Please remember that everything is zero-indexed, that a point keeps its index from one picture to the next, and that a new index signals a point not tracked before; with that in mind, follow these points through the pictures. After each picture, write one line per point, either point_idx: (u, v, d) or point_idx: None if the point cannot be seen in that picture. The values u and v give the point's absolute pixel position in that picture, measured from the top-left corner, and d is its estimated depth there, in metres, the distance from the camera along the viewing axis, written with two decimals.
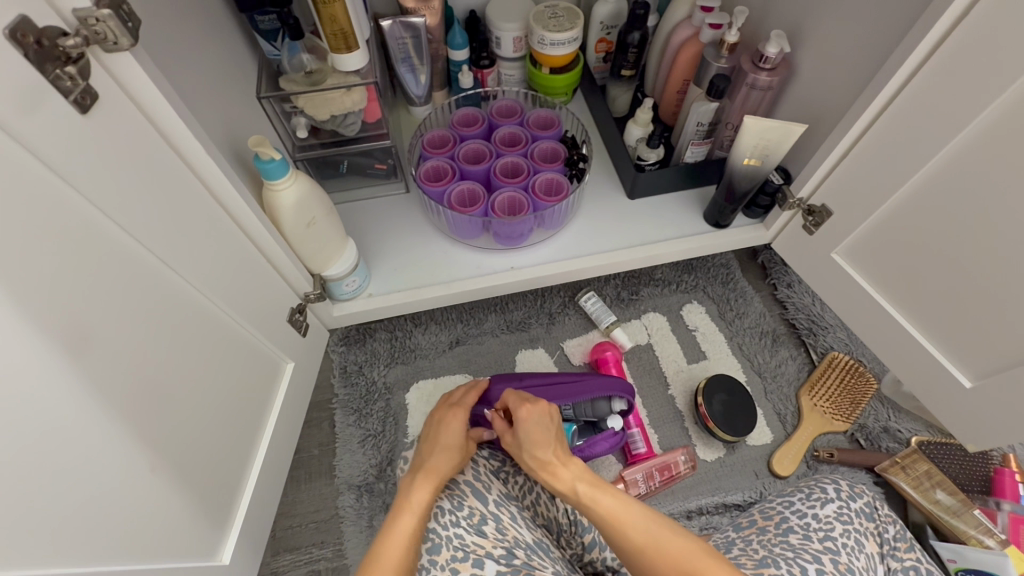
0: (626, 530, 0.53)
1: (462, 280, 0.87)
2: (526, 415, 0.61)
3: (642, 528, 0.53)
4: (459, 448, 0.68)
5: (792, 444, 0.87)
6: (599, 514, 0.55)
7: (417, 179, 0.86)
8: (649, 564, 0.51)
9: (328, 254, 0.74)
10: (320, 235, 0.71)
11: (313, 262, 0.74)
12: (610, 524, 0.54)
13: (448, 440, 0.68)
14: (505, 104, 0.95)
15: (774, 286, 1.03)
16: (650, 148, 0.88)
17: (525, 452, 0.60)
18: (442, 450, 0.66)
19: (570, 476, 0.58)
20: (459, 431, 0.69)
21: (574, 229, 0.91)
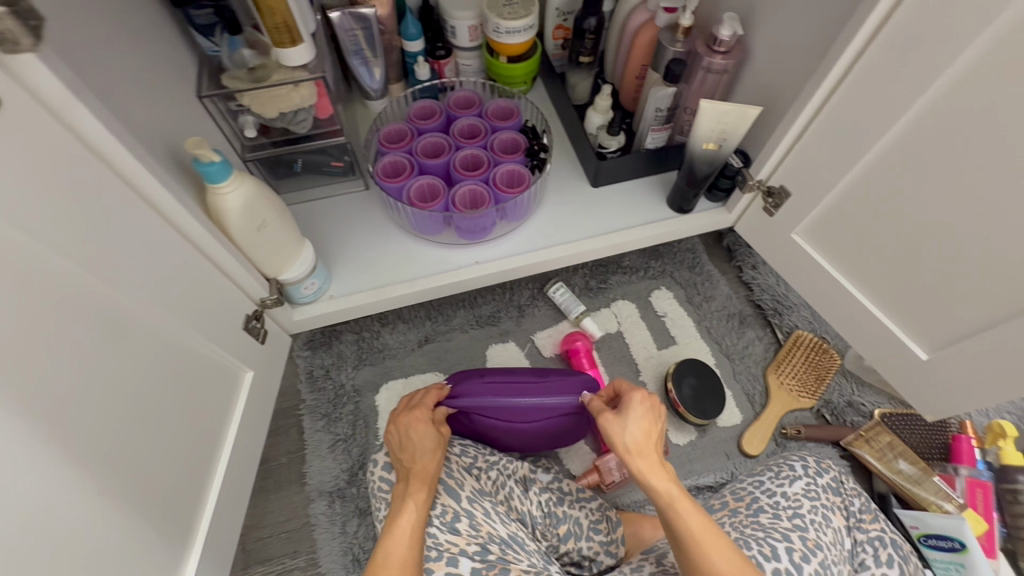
0: (715, 552, 0.54)
1: (427, 277, 0.85)
2: (645, 402, 0.64)
3: (731, 556, 0.54)
4: (439, 445, 0.69)
5: (760, 423, 0.88)
6: (686, 528, 0.56)
7: (374, 175, 0.84)
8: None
9: (283, 256, 0.72)
10: (273, 237, 0.68)
11: (267, 266, 0.71)
12: (700, 542, 0.55)
13: (425, 441, 0.68)
14: (464, 95, 0.93)
15: (740, 268, 1.04)
16: (610, 136, 0.88)
17: (627, 435, 0.62)
18: (416, 437, 0.68)
19: (666, 482, 0.59)
20: (429, 430, 0.69)
21: (539, 220, 0.90)
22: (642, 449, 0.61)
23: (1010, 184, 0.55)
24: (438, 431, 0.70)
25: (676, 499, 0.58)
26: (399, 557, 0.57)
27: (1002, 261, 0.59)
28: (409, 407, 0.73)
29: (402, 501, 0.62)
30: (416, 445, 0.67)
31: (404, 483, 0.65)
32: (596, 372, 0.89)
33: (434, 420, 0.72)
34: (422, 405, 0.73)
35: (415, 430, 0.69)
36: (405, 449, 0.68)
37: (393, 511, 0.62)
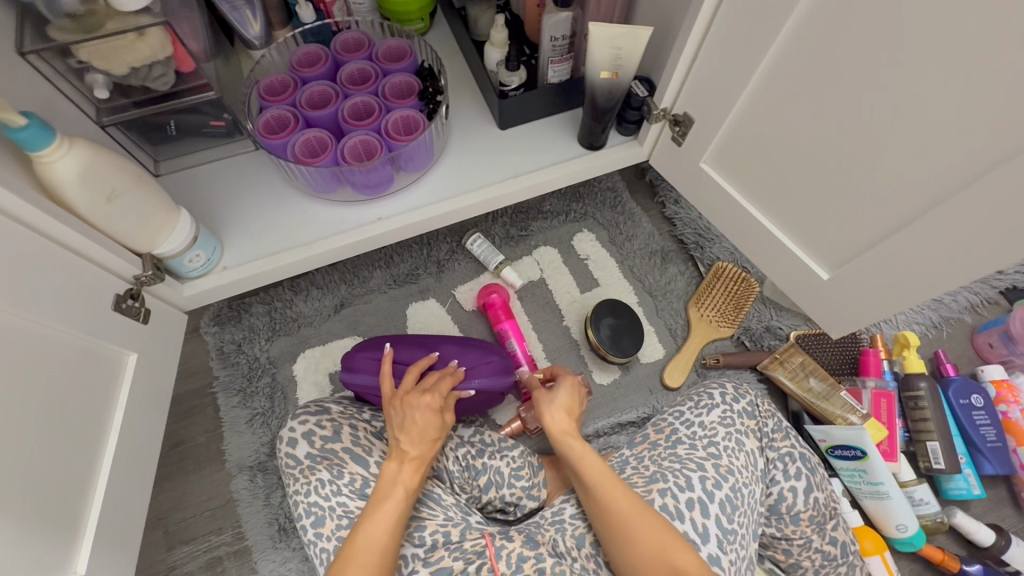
0: (628, 502, 0.58)
1: (327, 238, 0.80)
2: (572, 383, 0.70)
3: (641, 504, 0.58)
4: (441, 436, 0.63)
5: (681, 356, 0.89)
6: (599, 485, 0.60)
7: (255, 133, 0.77)
8: (636, 544, 0.55)
9: (152, 229, 0.66)
10: (133, 208, 0.62)
11: (137, 242, 0.65)
12: (613, 494, 0.59)
13: (428, 428, 0.63)
14: (351, 36, 0.85)
15: (663, 204, 1.02)
16: (510, 72, 0.82)
17: (553, 410, 0.68)
18: (425, 422, 0.62)
19: (583, 448, 0.64)
20: (436, 418, 0.63)
21: (443, 169, 0.85)
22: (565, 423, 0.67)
23: (889, 91, 0.53)
24: (445, 422, 0.64)
25: (590, 461, 0.62)
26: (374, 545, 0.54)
27: (889, 173, 0.58)
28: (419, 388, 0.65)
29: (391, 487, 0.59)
30: (419, 432, 0.62)
31: (395, 464, 0.61)
32: (513, 323, 0.87)
33: (444, 407, 0.65)
34: (435, 391, 0.65)
35: (427, 413, 0.63)
36: (405, 430, 0.62)
37: (383, 492, 0.58)
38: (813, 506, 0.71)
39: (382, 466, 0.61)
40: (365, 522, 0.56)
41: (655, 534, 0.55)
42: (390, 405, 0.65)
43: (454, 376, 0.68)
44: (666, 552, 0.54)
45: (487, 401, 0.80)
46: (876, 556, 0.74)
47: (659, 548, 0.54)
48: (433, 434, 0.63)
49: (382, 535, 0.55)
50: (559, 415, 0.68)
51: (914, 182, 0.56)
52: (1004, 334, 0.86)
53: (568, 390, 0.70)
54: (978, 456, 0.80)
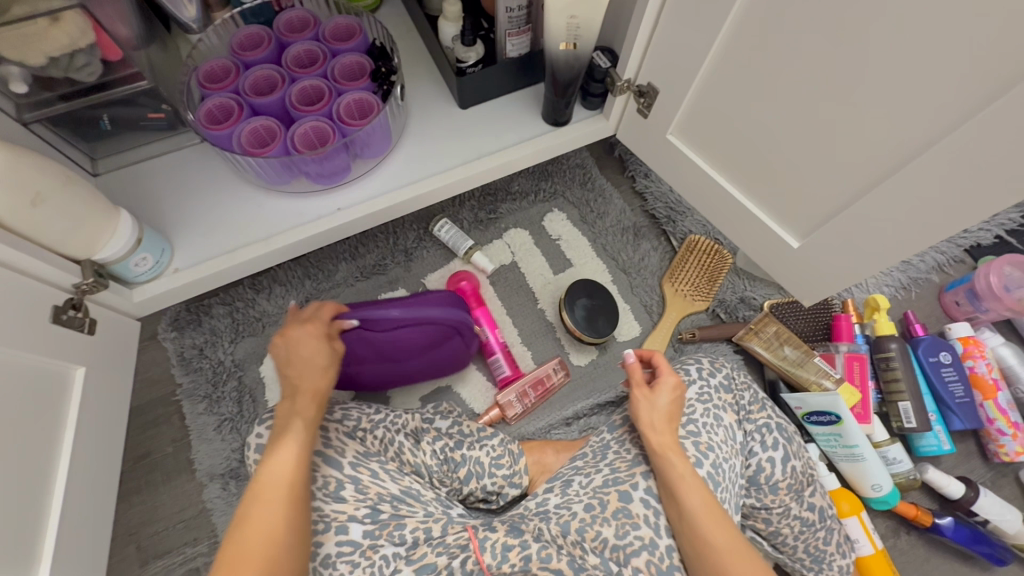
0: (735, 539, 0.58)
1: (285, 232, 0.76)
2: (676, 388, 0.68)
3: (746, 545, 0.58)
4: (331, 362, 0.61)
5: (657, 333, 0.88)
6: (713, 515, 0.59)
7: (196, 124, 0.72)
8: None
9: (89, 234, 0.61)
10: (62, 212, 0.57)
11: (72, 248, 0.61)
12: (725, 530, 0.58)
13: (315, 356, 0.60)
14: (295, 16, 0.80)
15: (633, 178, 1.00)
16: (467, 47, 0.78)
17: (653, 414, 0.66)
18: (309, 347, 0.60)
19: (684, 466, 0.62)
20: (323, 345, 0.61)
21: (403, 154, 0.82)
22: (664, 427, 0.65)
23: (851, 49, 0.52)
24: (334, 349, 0.62)
25: (699, 488, 0.61)
26: (286, 480, 0.52)
27: (852, 137, 0.57)
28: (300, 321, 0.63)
29: (289, 420, 0.55)
30: (304, 361, 0.59)
31: (290, 400, 0.58)
32: (485, 310, 0.85)
33: (329, 334, 0.62)
34: (317, 318, 0.63)
35: (313, 339, 0.61)
36: (288, 363, 0.60)
37: (283, 429, 0.55)
38: (791, 475, 0.71)
39: (279, 408, 0.58)
40: (266, 471, 0.52)
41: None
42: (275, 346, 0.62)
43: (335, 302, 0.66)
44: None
45: (436, 347, 0.77)
46: (853, 518, 0.75)
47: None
48: (324, 360, 0.60)
49: (286, 471, 0.52)
50: (658, 419, 0.66)
51: (879, 144, 0.55)
52: (970, 292, 0.88)
53: (668, 393, 0.68)
54: (948, 413, 0.82)
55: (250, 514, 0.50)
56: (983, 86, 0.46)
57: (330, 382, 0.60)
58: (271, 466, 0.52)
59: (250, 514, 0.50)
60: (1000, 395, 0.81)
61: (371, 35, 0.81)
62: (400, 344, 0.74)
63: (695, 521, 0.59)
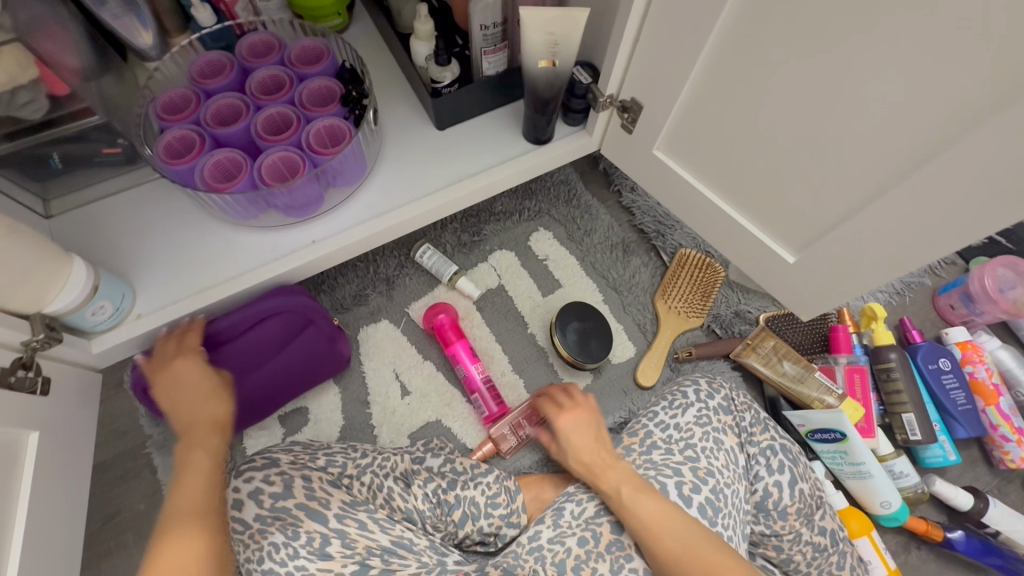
0: (688, 550, 0.56)
1: (255, 269, 0.71)
2: (571, 416, 0.70)
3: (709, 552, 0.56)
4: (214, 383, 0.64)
5: (652, 353, 0.85)
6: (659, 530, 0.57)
7: (155, 158, 0.67)
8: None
9: (38, 287, 0.56)
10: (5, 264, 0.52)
11: (17, 301, 0.56)
12: (675, 544, 0.57)
13: (197, 385, 0.64)
14: (258, 39, 0.76)
15: (619, 193, 0.98)
16: (441, 67, 0.74)
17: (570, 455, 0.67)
18: (188, 374, 0.63)
19: (615, 484, 0.62)
20: (199, 373, 0.64)
21: (379, 180, 0.78)
22: (586, 459, 0.66)
23: (843, 61, 0.49)
24: (216, 375, 0.66)
25: (646, 501, 0.59)
26: (197, 501, 0.54)
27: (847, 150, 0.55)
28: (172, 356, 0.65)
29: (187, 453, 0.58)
30: (186, 392, 0.62)
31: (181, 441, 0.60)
32: (465, 343, 0.80)
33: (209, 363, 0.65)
34: (186, 352, 0.66)
35: (183, 364, 0.64)
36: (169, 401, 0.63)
37: (183, 462, 0.58)
38: (799, 499, 0.68)
39: (176, 452, 0.60)
40: (178, 525, 0.52)
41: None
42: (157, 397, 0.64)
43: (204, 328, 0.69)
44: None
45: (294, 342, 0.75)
46: (864, 537, 0.73)
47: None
48: (212, 382, 0.64)
49: (196, 495, 0.55)
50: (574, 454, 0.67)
51: (876, 157, 0.53)
52: (965, 295, 0.86)
53: (572, 422, 0.70)
54: (951, 421, 0.80)
55: (164, 537, 0.51)
56: (983, 98, 0.44)
57: (220, 407, 0.63)
58: (180, 492, 0.55)
59: (164, 538, 0.51)
60: (1002, 400, 0.79)
61: (339, 57, 0.77)
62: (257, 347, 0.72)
63: (643, 540, 0.58)
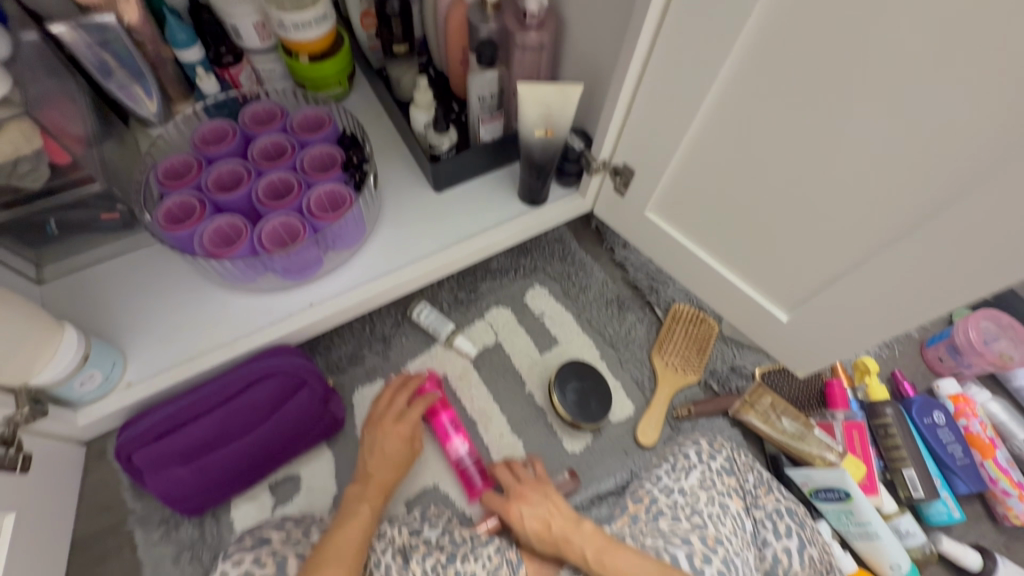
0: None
1: (250, 333, 0.70)
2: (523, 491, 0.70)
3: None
4: (405, 462, 0.73)
5: (652, 411, 0.84)
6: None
7: (154, 224, 0.67)
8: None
9: (25, 358, 0.55)
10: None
11: (6, 374, 0.54)
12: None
13: (394, 455, 0.73)
14: (262, 108, 0.78)
15: (612, 249, 1.00)
16: (439, 133, 0.77)
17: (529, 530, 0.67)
18: (392, 437, 0.73)
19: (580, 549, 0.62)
20: (403, 445, 0.74)
21: (379, 242, 0.79)
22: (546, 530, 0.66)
23: (827, 137, 0.53)
24: (410, 449, 0.74)
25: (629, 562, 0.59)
26: (345, 557, 0.59)
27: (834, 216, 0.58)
28: (393, 416, 0.75)
29: (357, 504, 0.66)
30: (383, 456, 0.72)
31: (359, 487, 0.69)
32: (450, 414, 0.79)
33: (412, 438, 0.74)
34: (405, 420, 0.75)
35: (398, 423, 0.75)
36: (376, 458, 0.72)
37: (351, 509, 0.66)
38: (810, 566, 0.66)
39: (350, 494, 0.69)
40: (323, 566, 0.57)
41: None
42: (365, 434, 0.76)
43: (422, 399, 0.77)
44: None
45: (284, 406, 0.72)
46: None
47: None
48: (393, 452, 0.73)
49: (354, 543, 0.61)
50: (533, 528, 0.67)
51: (863, 223, 0.56)
52: (951, 347, 0.88)
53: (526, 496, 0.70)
54: (952, 476, 0.80)
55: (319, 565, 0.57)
56: (961, 172, 0.47)
57: (396, 478, 0.72)
58: (343, 535, 0.61)
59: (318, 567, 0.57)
60: (998, 453, 0.80)
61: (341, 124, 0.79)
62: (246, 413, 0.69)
63: None
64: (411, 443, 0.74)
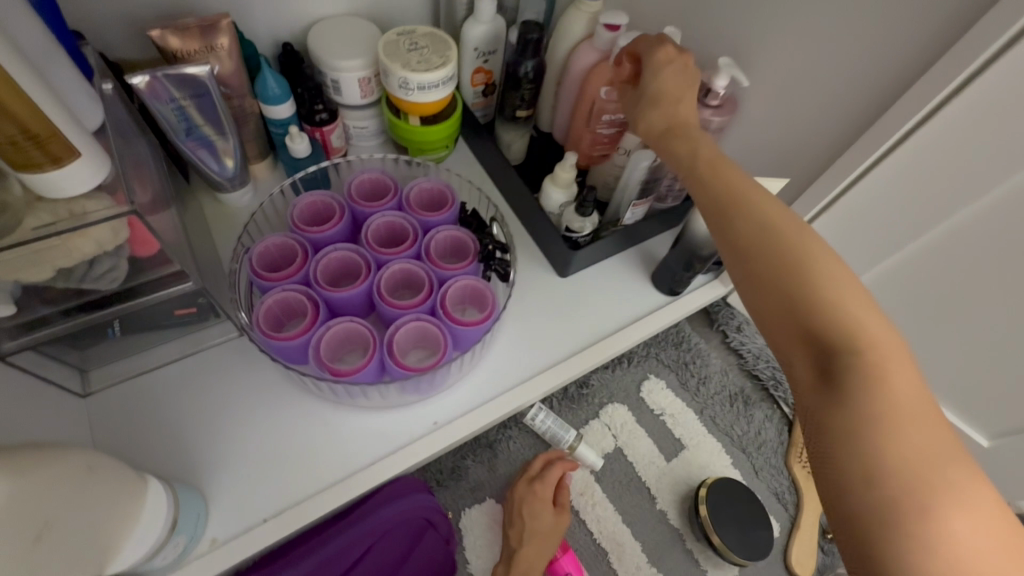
0: (855, 355, 0.38)
1: (365, 467, 0.55)
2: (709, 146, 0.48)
3: (866, 307, 0.40)
4: (554, 532, 0.67)
5: (803, 534, 0.75)
6: (853, 343, 0.39)
7: (256, 329, 0.53)
8: (843, 406, 0.37)
9: (105, 532, 0.39)
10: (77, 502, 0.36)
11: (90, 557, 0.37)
12: (820, 286, 0.40)
13: (542, 523, 0.66)
14: (369, 179, 0.65)
15: (724, 332, 0.87)
16: (580, 216, 0.65)
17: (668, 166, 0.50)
18: (537, 505, 0.67)
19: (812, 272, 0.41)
20: (550, 514, 0.67)
21: (504, 342, 0.65)
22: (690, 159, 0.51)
23: None
24: (555, 515, 0.68)
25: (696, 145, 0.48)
26: None
27: None
28: (532, 480, 0.69)
29: None
30: (531, 527, 0.66)
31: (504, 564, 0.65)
32: (570, 555, 0.69)
33: (556, 503, 0.68)
34: (545, 483, 0.68)
35: (538, 487, 0.68)
36: (525, 530, 0.65)
37: None
38: None
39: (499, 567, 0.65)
40: None
41: (908, 511, 0.33)
42: (506, 497, 0.70)
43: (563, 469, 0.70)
44: (887, 481, 0.34)
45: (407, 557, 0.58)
46: None
47: (871, 482, 0.34)
48: (542, 518, 0.67)
49: None
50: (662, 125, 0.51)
51: None
52: None
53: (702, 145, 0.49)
54: None
55: None
56: None
57: (544, 553, 0.65)
58: None
59: None
60: None
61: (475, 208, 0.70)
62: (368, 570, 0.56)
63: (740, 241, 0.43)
64: (559, 495, 0.69)
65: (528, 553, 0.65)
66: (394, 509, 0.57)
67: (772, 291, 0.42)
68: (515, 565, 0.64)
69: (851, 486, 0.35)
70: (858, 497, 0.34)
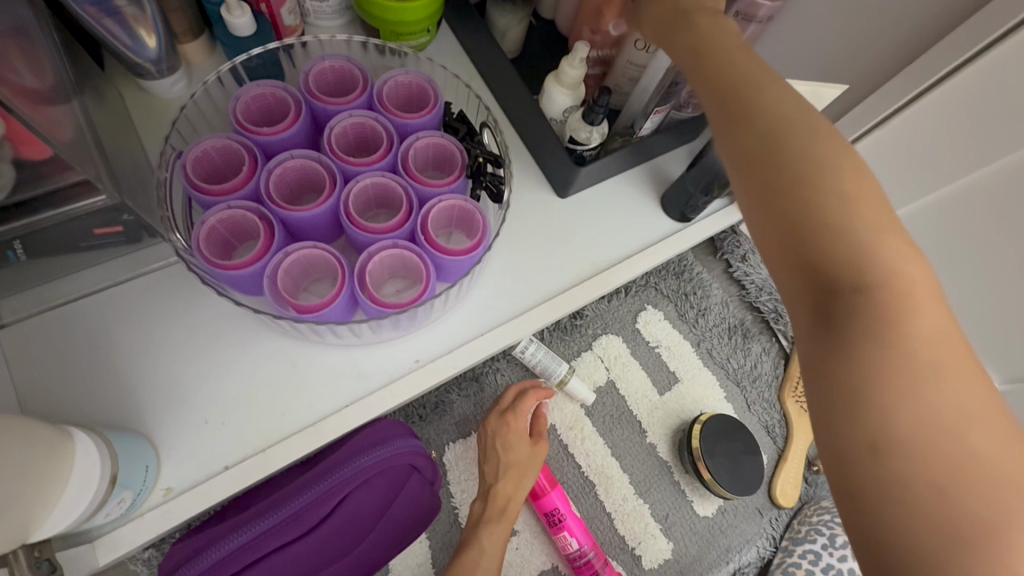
0: (864, 289, 0.27)
1: (338, 411, 0.50)
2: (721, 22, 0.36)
3: (889, 232, 0.28)
4: (533, 464, 0.64)
5: (789, 468, 0.75)
6: (872, 273, 0.27)
7: (198, 255, 0.44)
8: (845, 365, 0.26)
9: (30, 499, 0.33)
10: None
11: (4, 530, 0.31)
12: (820, 194, 0.28)
13: (518, 455, 0.63)
14: (329, 67, 0.52)
15: (728, 261, 0.80)
16: (586, 124, 0.55)
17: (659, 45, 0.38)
18: (513, 434, 0.63)
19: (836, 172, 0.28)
20: (526, 444, 0.64)
21: (492, 271, 0.57)
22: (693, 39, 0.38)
23: None
24: (531, 443, 0.64)
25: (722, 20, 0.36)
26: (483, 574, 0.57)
27: None
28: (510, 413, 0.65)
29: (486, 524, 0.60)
30: (511, 458, 0.63)
31: (482, 499, 0.63)
32: (559, 489, 0.67)
33: (532, 432, 0.65)
34: (516, 411, 0.64)
35: (512, 418, 0.64)
36: (500, 462, 0.63)
37: (480, 517, 0.61)
38: None
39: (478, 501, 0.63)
40: None
41: (928, 497, 0.23)
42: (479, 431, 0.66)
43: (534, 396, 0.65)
44: (902, 458, 0.24)
45: (394, 503, 0.55)
46: None
47: (877, 455, 0.24)
48: (517, 450, 0.63)
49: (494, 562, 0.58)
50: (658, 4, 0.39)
51: None
52: None
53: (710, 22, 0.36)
54: None
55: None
56: None
57: (522, 484, 0.63)
58: (487, 545, 0.59)
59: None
60: None
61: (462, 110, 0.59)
62: (350, 520, 0.52)
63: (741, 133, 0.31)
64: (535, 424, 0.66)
65: (504, 486, 0.62)
66: (375, 455, 0.52)
67: (759, 205, 0.30)
68: (491, 499, 0.62)
69: (856, 468, 0.25)
70: (864, 477, 0.25)
